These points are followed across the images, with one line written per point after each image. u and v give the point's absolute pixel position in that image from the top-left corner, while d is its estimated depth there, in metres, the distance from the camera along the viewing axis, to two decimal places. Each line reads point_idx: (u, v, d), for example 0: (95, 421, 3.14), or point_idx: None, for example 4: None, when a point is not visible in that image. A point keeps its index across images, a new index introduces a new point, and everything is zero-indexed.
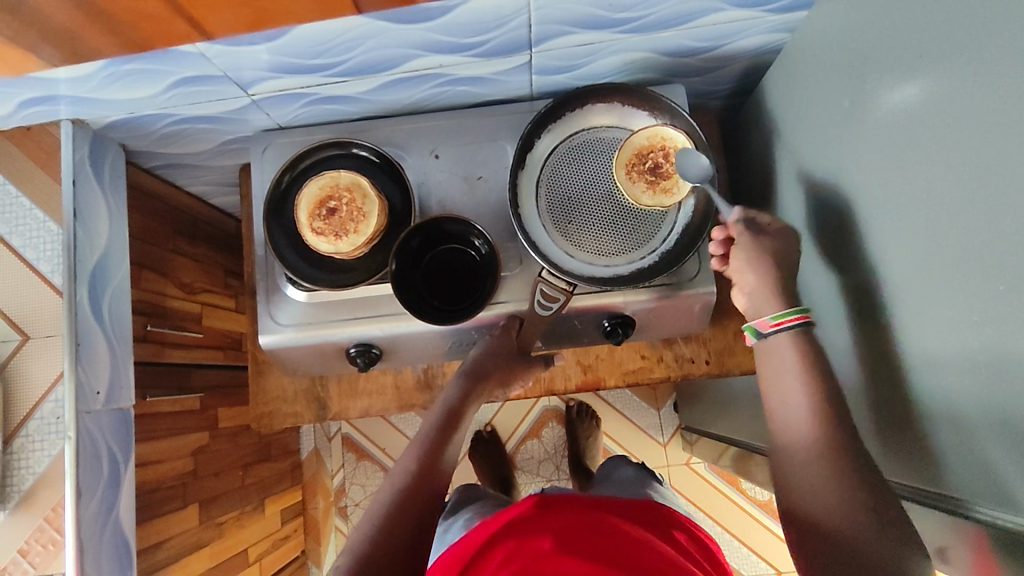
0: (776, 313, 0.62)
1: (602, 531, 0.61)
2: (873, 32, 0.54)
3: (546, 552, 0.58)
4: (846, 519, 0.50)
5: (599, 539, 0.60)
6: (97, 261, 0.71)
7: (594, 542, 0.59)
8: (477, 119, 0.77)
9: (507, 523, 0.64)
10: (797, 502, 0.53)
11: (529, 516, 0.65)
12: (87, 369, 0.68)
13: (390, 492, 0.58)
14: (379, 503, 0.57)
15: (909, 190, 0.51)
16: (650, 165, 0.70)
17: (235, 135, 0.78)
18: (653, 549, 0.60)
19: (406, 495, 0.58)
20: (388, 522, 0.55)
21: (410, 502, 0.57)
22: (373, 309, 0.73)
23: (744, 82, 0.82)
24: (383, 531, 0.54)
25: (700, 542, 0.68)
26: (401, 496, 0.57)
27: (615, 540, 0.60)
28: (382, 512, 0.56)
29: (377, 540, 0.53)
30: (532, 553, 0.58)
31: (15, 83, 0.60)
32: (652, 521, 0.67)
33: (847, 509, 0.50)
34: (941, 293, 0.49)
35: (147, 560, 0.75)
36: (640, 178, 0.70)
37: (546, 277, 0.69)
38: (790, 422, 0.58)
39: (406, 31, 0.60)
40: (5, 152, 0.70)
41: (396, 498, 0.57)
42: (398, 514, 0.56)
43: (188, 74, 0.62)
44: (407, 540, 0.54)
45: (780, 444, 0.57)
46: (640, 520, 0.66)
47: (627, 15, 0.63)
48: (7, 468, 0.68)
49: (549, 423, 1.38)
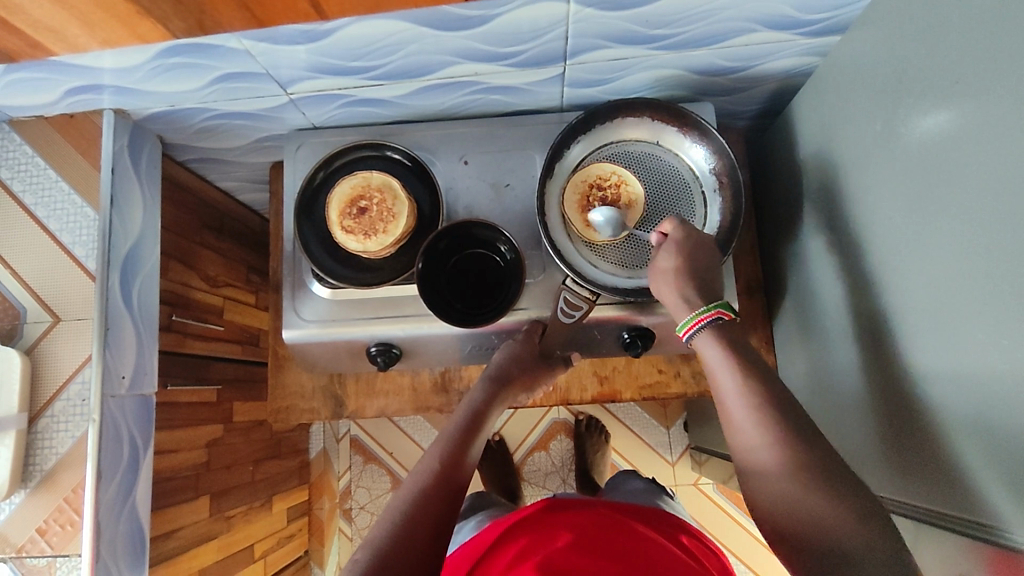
0: (690, 314, 0.62)
1: (613, 532, 0.62)
2: (906, 57, 0.54)
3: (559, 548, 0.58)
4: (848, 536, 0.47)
5: (614, 544, 0.59)
6: (129, 248, 0.73)
7: (606, 543, 0.59)
8: (507, 128, 0.78)
9: (522, 524, 0.64)
10: (783, 504, 0.51)
11: (540, 515, 0.65)
12: (115, 354, 0.70)
13: (410, 493, 0.58)
14: (399, 504, 0.57)
15: (934, 215, 0.52)
16: (601, 198, 0.73)
17: (270, 132, 0.80)
18: (665, 554, 0.59)
19: (427, 498, 0.57)
20: (407, 525, 0.55)
21: (430, 506, 0.57)
22: (396, 310, 0.73)
23: (772, 103, 0.83)
24: (402, 533, 0.54)
25: (712, 552, 0.67)
26: (421, 496, 0.57)
27: (628, 543, 0.60)
28: (403, 513, 0.56)
29: (396, 539, 0.53)
30: (546, 551, 0.58)
31: (64, 70, 0.62)
32: (661, 523, 0.67)
33: (843, 508, 0.49)
34: (962, 317, 0.49)
35: (159, 548, 0.76)
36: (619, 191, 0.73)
37: (569, 285, 0.70)
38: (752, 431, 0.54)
39: (444, 39, 0.62)
40: (49, 139, 0.72)
41: (417, 499, 0.57)
42: (419, 516, 0.56)
43: (231, 71, 0.64)
44: (426, 541, 0.54)
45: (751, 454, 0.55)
46: (648, 522, 0.66)
47: (663, 32, 0.64)
48: (30, 448, 0.68)
49: (557, 436, 1.37)
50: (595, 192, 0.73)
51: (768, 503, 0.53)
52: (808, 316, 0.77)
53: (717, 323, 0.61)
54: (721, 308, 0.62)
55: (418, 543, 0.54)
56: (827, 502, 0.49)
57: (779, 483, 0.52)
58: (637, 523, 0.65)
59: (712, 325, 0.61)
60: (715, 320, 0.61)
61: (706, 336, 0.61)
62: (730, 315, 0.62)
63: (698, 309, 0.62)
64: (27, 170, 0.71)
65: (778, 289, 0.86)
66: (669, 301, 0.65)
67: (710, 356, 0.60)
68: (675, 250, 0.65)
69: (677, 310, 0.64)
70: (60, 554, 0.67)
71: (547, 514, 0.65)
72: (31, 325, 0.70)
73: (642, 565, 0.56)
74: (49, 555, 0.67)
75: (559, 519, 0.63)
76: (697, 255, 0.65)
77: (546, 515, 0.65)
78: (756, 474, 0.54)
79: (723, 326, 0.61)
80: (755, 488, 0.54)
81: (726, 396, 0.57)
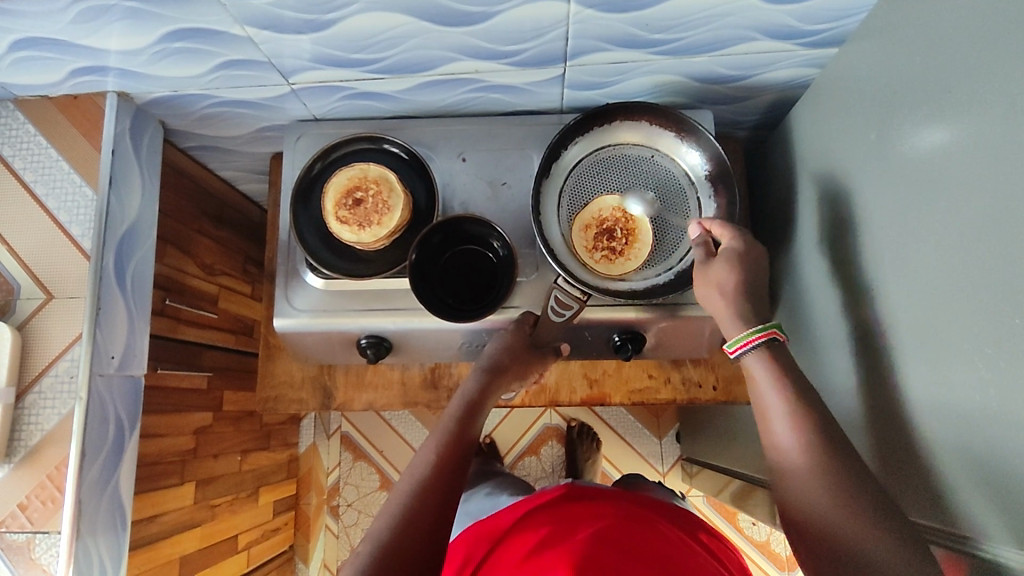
0: (741, 333, 0.62)
1: (637, 522, 0.61)
2: (902, 69, 0.55)
3: (578, 537, 0.57)
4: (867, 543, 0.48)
5: (634, 536, 0.58)
6: (126, 230, 0.74)
7: (625, 531, 0.59)
8: (505, 128, 0.79)
9: (544, 512, 0.65)
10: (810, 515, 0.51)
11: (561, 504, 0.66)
12: (105, 335, 0.71)
13: (410, 485, 0.59)
14: (400, 495, 0.57)
15: (926, 226, 0.52)
16: (606, 233, 0.72)
17: (272, 123, 0.81)
18: (686, 551, 0.59)
19: (425, 493, 0.57)
20: (407, 523, 0.54)
21: (426, 503, 0.57)
22: (387, 302, 0.74)
23: (770, 115, 0.84)
24: (401, 534, 0.54)
25: (720, 544, 0.67)
26: (419, 493, 0.57)
27: (646, 532, 0.60)
28: (404, 503, 0.56)
29: (396, 536, 0.53)
30: (564, 539, 0.57)
31: (70, 50, 0.63)
32: (678, 519, 0.67)
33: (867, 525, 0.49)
34: (950, 328, 0.49)
35: (141, 532, 0.75)
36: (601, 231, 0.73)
37: (560, 285, 0.70)
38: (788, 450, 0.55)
39: (447, 34, 0.62)
40: (51, 118, 0.72)
41: (417, 490, 0.58)
42: (419, 505, 0.56)
43: (234, 58, 0.65)
44: (424, 540, 0.54)
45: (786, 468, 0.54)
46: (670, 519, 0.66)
47: (664, 37, 0.65)
48: (17, 423, 0.68)
49: (548, 442, 1.37)
50: (603, 231, 0.73)
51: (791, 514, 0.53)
52: (799, 326, 0.77)
53: (772, 343, 0.60)
54: (772, 327, 0.61)
55: (417, 539, 0.54)
56: (848, 517, 0.49)
57: (814, 496, 0.51)
58: (658, 518, 0.64)
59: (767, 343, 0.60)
60: (767, 341, 0.60)
61: (757, 359, 0.60)
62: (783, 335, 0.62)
63: (750, 330, 0.62)
64: (29, 148, 0.72)
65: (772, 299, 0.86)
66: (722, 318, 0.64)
67: (770, 401, 0.58)
68: (733, 262, 0.65)
69: (729, 329, 0.64)
70: (39, 530, 0.66)
71: (564, 504, 0.66)
72: (23, 301, 0.70)
73: (661, 557, 0.56)
74: (29, 531, 0.66)
75: (578, 510, 0.64)
76: (750, 268, 0.66)
77: (566, 505, 0.66)
78: (786, 487, 0.54)
79: (776, 345, 0.60)
80: (782, 497, 0.54)
81: (770, 412, 0.57)
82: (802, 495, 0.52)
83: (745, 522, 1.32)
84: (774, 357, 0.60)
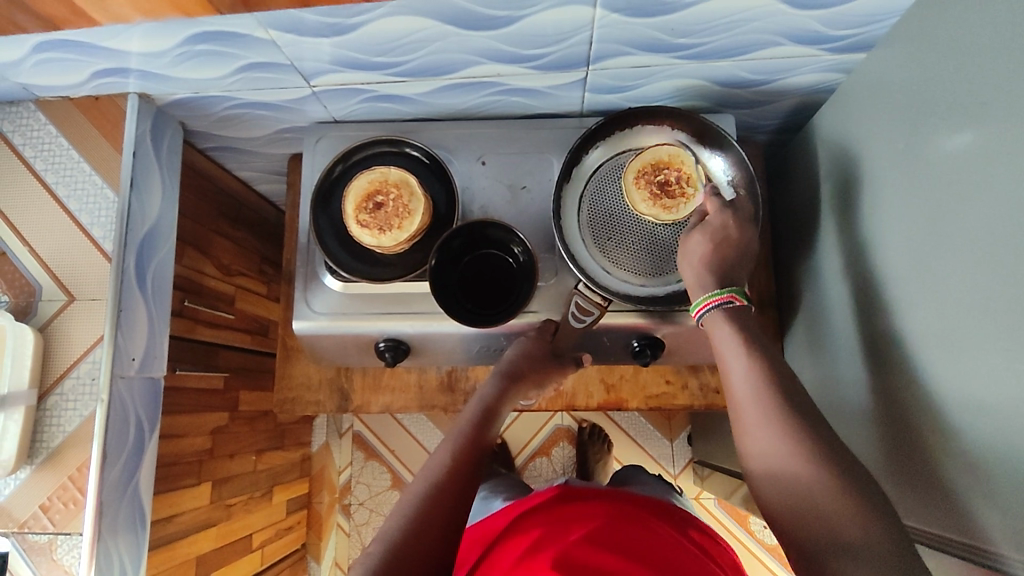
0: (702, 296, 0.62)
1: (635, 526, 0.60)
2: (932, 77, 0.54)
3: (572, 542, 0.56)
4: (854, 538, 0.45)
5: (637, 542, 0.58)
6: (146, 232, 0.74)
7: (627, 538, 0.58)
8: (525, 132, 0.79)
9: (541, 515, 0.64)
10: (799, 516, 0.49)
11: (560, 506, 0.65)
12: (126, 336, 0.71)
13: (423, 486, 0.58)
14: (411, 496, 0.57)
15: (954, 235, 0.51)
16: (659, 180, 0.70)
17: (291, 124, 0.80)
18: (692, 557, 0.58)
19: (438, 498, 0.57)
20: (417, 526, 0.54)
21: (440, 507, 0.56)
22: (406, 306, 0.74)
23: (792, 119, 0.83)
24: (409, 538, 0.53)
25: (713, 543, 0.67)
26: (431, 496, 0.57)
27: (649, 536, 0.59)
28: (415, 504, 0.56)
29: (406, 538, 0.53)
30: (561, 543, 0.57)
31: (93, 52, 0.62)
32: (673, 518, 0.66)
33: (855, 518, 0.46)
34: (978, 341, 0.48)
35: (158, 532, 0.76)
36: (652, 189, 0.70)
37: (582, 290, 0.69)
38: (759, 437, 0.52)
39: (470, 38, 0.62)
40: (72, 120, 0.72)
41: (429, 492, 0.57)
42: (430, 507, 0.56)
43: (255, 60, 0.64)
44: (436, 545, 0.54)
45: (757, 460, 0.52)
46: (667, 520, 0.65)
47: (688, 41, 0.64)
48: (38, 425, 0.68)
49: (560, 443, 1.37)
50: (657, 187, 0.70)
51: (769, 512, 0.51)
52: (819, 332, 0.76)
53: (728, 307, 0.60)
54: (732, 291, 0.61)
55: (428, 543, 0.54)
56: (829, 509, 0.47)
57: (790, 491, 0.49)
58: (655, 519, 0.64)
59: (721, 307, 0.60)
60: (727, 304, 0.61)
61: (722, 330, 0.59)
62: (744, 300, 0.61)
63: (709, 293, 0.62)
64: (51, 149, 0.72)
65: (790, 304, 0.85)
66: (690, 283, 0.64)
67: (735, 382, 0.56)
68: (709, 233, 0.65)
69: (693, 293, 0.64)
70: (61, 531, 0.67)
71: (562, 504, 0.65)
72: (45, 302, 0.70)
73: (661, 564, 0.55)
74: (50, 532, 0.67)
75: (577, 511, 0.63)
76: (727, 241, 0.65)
77: (562, 505, 0.65)
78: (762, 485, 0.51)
79: (733, 309, 0.60)
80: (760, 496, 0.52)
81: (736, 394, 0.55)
82: (777, 489, 0.50)
83: (756, 526, 1.31)
84: (737, 326, 0.59)
